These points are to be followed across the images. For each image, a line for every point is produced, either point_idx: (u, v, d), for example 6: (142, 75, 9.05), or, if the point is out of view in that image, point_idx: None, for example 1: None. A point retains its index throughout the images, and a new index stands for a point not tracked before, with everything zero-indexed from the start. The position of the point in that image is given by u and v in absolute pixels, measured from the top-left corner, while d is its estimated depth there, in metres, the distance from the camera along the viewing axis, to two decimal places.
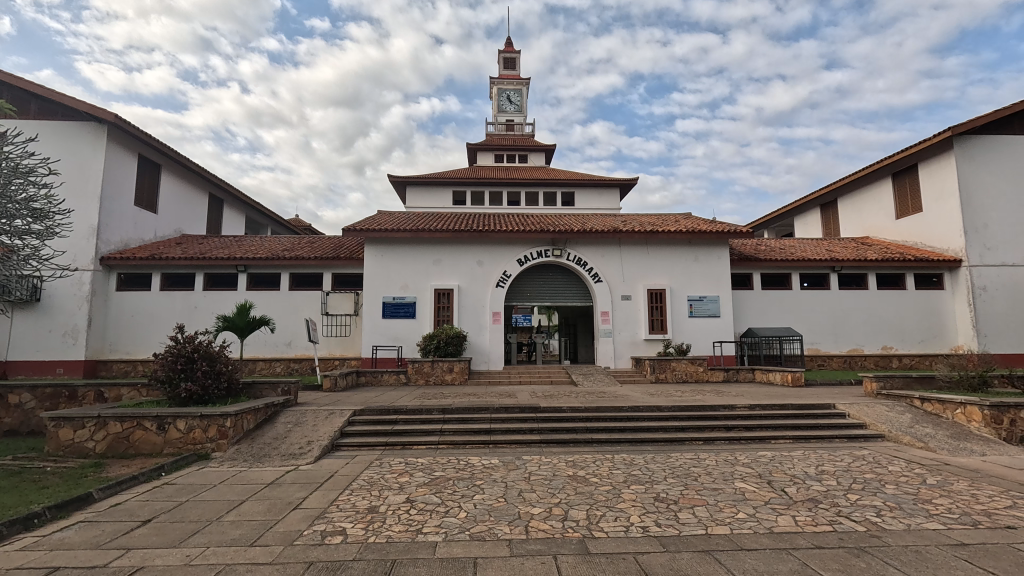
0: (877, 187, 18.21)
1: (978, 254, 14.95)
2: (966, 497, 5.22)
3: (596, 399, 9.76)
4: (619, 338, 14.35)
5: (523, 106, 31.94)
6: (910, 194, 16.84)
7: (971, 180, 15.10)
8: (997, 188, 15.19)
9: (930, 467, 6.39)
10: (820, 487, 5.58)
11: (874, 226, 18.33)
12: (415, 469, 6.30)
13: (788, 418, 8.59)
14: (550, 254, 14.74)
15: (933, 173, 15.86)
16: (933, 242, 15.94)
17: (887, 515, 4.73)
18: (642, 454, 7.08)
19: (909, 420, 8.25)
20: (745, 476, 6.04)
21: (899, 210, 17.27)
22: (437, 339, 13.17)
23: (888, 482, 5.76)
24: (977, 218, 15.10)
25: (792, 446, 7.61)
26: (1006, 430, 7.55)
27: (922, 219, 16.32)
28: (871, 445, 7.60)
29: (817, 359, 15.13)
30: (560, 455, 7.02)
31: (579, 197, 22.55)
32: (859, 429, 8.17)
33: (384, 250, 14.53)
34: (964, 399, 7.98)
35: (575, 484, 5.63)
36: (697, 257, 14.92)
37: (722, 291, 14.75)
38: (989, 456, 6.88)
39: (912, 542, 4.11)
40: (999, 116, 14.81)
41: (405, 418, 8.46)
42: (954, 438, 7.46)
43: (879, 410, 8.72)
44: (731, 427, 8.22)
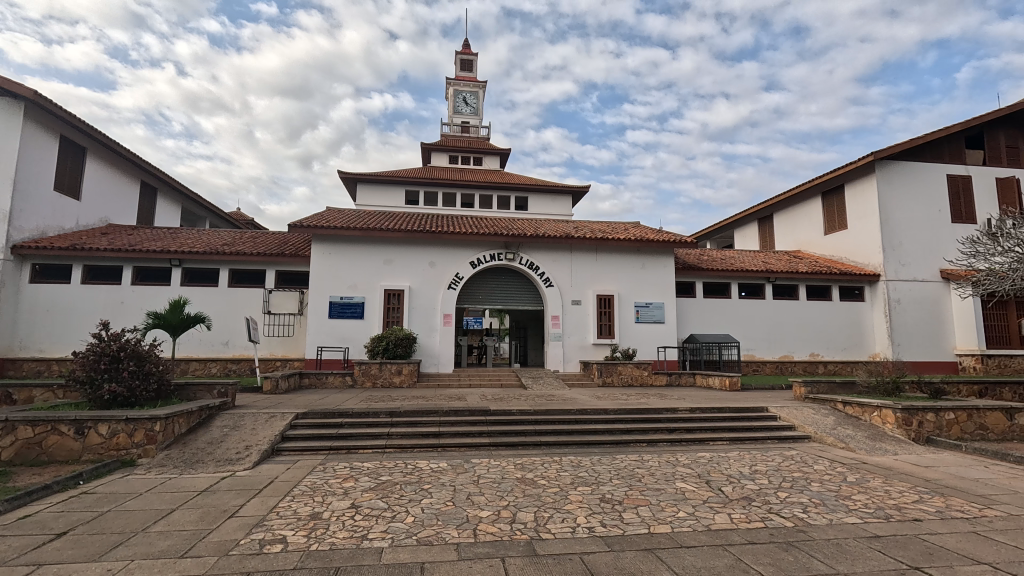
0: (809, 204, 19.50)
1: (895, 269, 16.28)
2: (881, 492, 5.69)
3: (545, 402, 9.90)
4: (568, 342, 14.62)
5: (479, 108, 31.97)
6: (837, 212, 18.13)
7: (889, 201, 16.44)
8: (911, 209, 16.60)
9: (850, 465, 6.90)
10: (754, 485, 5.91)
11: (805, 240, 19.63)
12: (360, 474, 6.13)
13: (724, 420, 9.04)
14: (502, 258, 14.79)
15: (857, 193, 17.16)
16: (857, 258, 17.23)
17: (812, 511, 5.08)
18: (588, 456, 7.22)
19: (833, 421, 8.88)
20: (686, 476, 6.30)
21: (827, 226, 18.56)
22: (386, 341, 12.87)
23: (813, 480, 6.19)
24: (895, 236, 16.42)
25: (728, 447, 8.02)
26: (915, 431, 8.25)
27: (847, 236, 17.62)
28: (799, 445, 8.13)
29: (752, 364, 16.02)
30: (508, 458, 7.06)
31: (533, 201, 22.80)
32: (788, 431, 8.74)
33: (332, 249, 14.10)
34: (880, 402, 8.67)
35: (523, 486, 5.68)
36: (645, 265, 15.40)
37: (667, 298, 15.29)
38: (900, 454, 7.53)
39: (834, 536, 4.43)
40: (915, 144, 16.21)
41: (352, 421, 8.22)
42: (871, 439, 8.10)
43: (807, 413, 9.33)
44: (673, 429, 8.57)
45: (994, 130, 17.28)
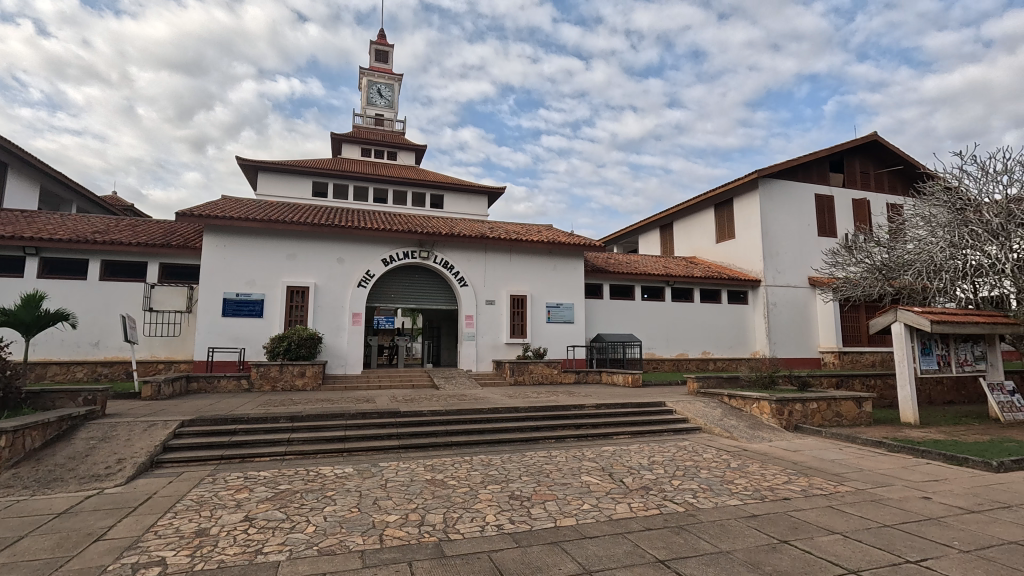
0: (703, 214, 21.25)
1: (773, 275, 18.22)
2: (758, 476, 6.34)
3: (456, 402, 9.85)
4: (481, 342, 14.69)
5: (394, 102, 31.12)
6: (727, 223, 19.93)
7: (769, 214, 18.37)
8: (787, 222, 18.67)
9: (733, 452, 7.62)
10: (651, 475, 6.32)
11: (700, 247, 21.36)
12: (256, 484, 5.70)
13: (626, 415, 9.57)
14: (416, 256, 14.51)
15: (744, 206, 18.98)
16: (742, 265, 19.05)
17: (701, 496, 5.54)
18: (498, 455, 7.31)
19: (720, 413, 9.74)
20: (591, 470, 6.59)
21: (718, 235, 20.33)
22: (287, 341, 12.08)
23: (702, 467, 6.75)
24: (773, 246, 18.36)
25: (629, 440, 8.50)
26: (786, 419, 9.29)
27: (735, 245, 19.43)
28: (691, 436, 8.83)
29: (653, 361, 17.12)
30: (418, 460, 6.93)
31: (448, 199, 22.61)
32: (681, 423, 9.45)
33: (226, 241, 12.99)
34: (758, 395, 9.66)
35: (432, 488, 5.61)
36: (556, 267, 15.89)
37: (577, 299, 15.89)
38: (774, 441, 8.45)
39: (719, 517, 4.86)
40: (790, 165, 18.26)
41: (247, 427, 7.62)
42: (750, 428, 9.00)
43: (698, 406, 10.15)
44: (579, 425, 8.92)
45: (852, 157, 19.98)
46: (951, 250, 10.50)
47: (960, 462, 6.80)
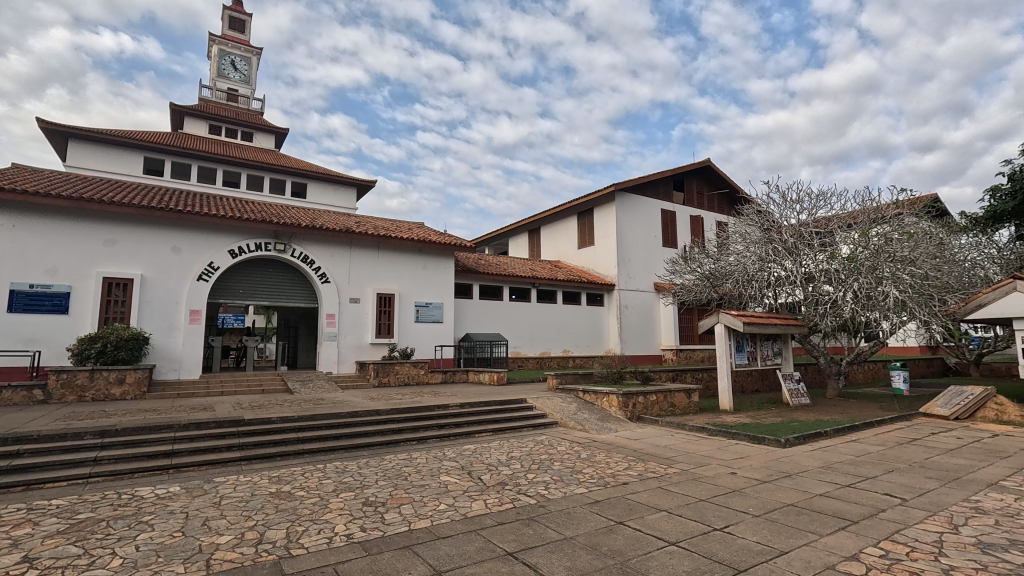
0: (568, 221, 22.64)
1: (625, 280, 20.04)
2: (603, 464, 6.91)
3: (312, 407, 9.22)
4: (344, 342, 13.96)
5: (251, 77, 28.21)
6: (587, 230, 21.47)
7: (623, 225, 20.19)
8: (638, 233, 20.68)
9: (584, 444, 8.21)
10: (508, 471, 6.55)
11: (564, 252, 22.73)
12: (45, 516, 4.71)
13: (489, 413, 9.79)
14: (271, 248, 13.30)
15: (602, 216, 20.62)
16: (600, 270, 20.66)
17: (552, 486, 5.87)
18: (355, 460, 6.99)
19: (574, 408, 10.44)
20: (450, 469, 6.61)
21: (580, 242, 21.81)
22: (102, 342, 10.24)
23: (556, 459, 7.17)
24: (626, 254, 20.19)
25: (490, 438, 8.71)
26: (630, 411, 10.28)
27: (594, 251, 21.00)
28: (548, 430, 9.33)
29: (518, 360, 17.77)
30: (262, 472, 6.35)
31: (311, 188, 21.05)
32: (540, 418, 9.94)
33: (15, 221, 10.61)
34: (608, 390, 10.56)
35: (276, 502, 5.16)
36: (426, 266, 15.71)
37: (446, 299, 15.88)
38: (619, 431, 9.29)
39: (566, 506, 5.20)
40: (642, 181, 20.28)
41: (38, 447, 6.28)
42: (600, 420, 9.79)
43: (555, 402, 10.77)
44: (442, 425, 8.91)
45: (690, 178, 22.90)
46: (760, 264, 12.59)
47: (760, 441, 8.13)
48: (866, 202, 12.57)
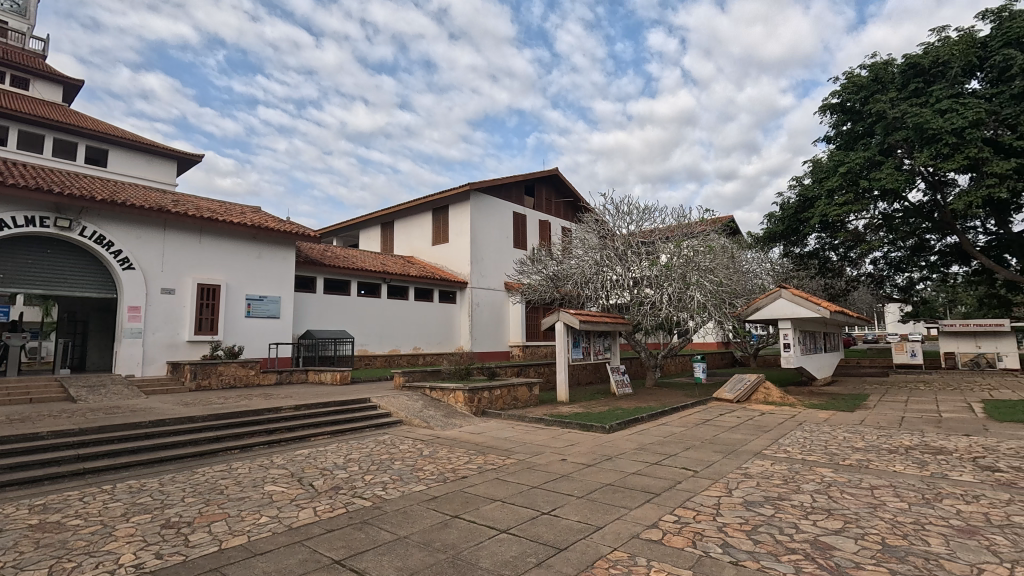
0: (422, 217, 22.38)
1: (477, 278, 20.44)
2: (444, 460, 6.95)
3: (103, 417, 7.70)
4: (152, 339, 11.96)
5: (30, 11, 22.70)
6: (442, 228, 21.47)
7: (477, 224, 20.61)
8: (491, 233, 21.27)
9: (427, 441, 8.17)
10: (343, 474, 6.21)
11: (417, 249, 22.41)
12: None
13: (327, 415, 9.20)
14: (51, 224, 10.82)
15: (457, 214, 20.79)
16: (453, 267, 20.78)
17: (390, 487, 5.71)
18: (157, 477, 6.01)
19: (420, 405, 10.34)
20: (277, 478, 6.05)
21: (434, 238, 21.71)
22: None
23: (396, 459, 7.01)
24: (479, 252, 20.60)
25: (328, 441, 8.19)
26: (475, 406, 10.51)
27: (447, 248, 21.06)
28: (391, 429, 9.10)
29: (364, 358, 17.03)
30: (22, 500, 5.11)
31: (113, 158, 17.50)
32: (383, 418, 9.63)
33: None
34: (454, 386, 10.65)
35: (38, 536, 4.18)
36: (261, 255, 14.19)
37: (284, 292, 14.54)
38: (463, 426, 9.44)
39: (402, 505, 5.09)
40: (496, 183, 20.91)
41: None
42: (445, 417, 9.84)
43: (401, 400, 10.54)
44: (272, 430, 8.13)
45: (540, 185, 24.30)
46: (596, 267, 13.83)
47: (589, 428, 8.93)
48: (681, 219, 14.60)
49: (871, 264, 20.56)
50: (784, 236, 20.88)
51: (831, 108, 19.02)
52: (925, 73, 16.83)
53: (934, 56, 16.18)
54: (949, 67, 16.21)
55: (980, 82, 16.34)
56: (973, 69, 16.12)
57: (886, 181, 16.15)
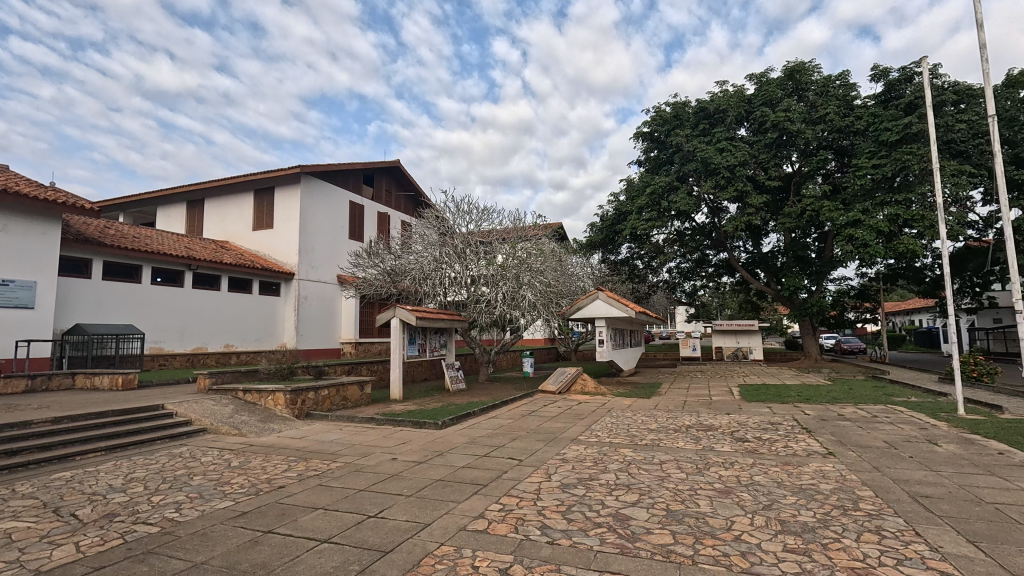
0: (241, 198, 19.84)
1: (305, 269, 18.77)
2: (257, 470, 6.23)
3: None
4: None
5: None
6: (265, 211, 19.28)
7: (308, 211, 18.99)
8: (324, 222, 19.78)
9: (237, 451, 7.23)
10: (122, 498, 5.15)
11: (234, 233, 19.80)
12: None
13: (102, 427, 7.55)
14: None
15: (284, 198, 18.90)
16: (277, 256, 18.80)
17: (185, 507, 4.91)
18: None
19: (230, 410, 9.11)
20: (20, 511, 4.75)
21: (255, 223, 19.39)
22: None
23: (196, 473, 6.06)
24: (309, 242, 18.97)
25: (101, 458, 6.72)
26: (298, 408, 9.64)
27: (271, 235, 18.98)
28: (191, 440, 7.85)
29: (159, 358, 14.43)
30: None
31: None
32: (181, 427, 8.26)
33: None
34: (274, 387, 9.62)
35: None
36: (7, 227, 11.04)
37: (44, 276, 11.57)
38: (283, 431, 8.58)
39: (201, 526, 4.42)
40: (331, 168, 19.51)
41: None
42: (261, 422, 8.84)
43: (205, 405, 9.15)
44: (15, 451, 6.37)
45: (379, 176, 23.46)
46: (434, 264, 13.81)
47: (421, 425, 8.87)
48: (517, 222, 15.40)
49: (667, 273, 24.29)
50: (602, 244, 23.47)
51: (643, 135, 21.96)
52: (709, 117, 20.54)
53: (716, 104, 19.83)
54: (727, 115, 19.95)
55: (746, 130, 20.44)
56: (742, 119, 20.10)
57: (680, 204, 19.25)
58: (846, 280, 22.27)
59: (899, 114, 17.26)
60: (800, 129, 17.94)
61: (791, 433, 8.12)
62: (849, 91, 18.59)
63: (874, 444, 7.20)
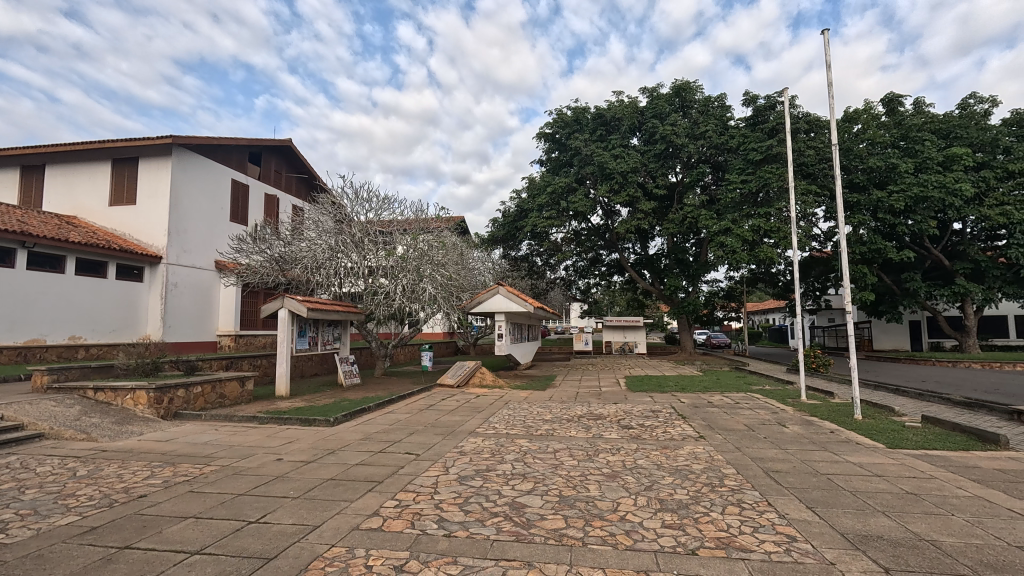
0: (96, 167, 17.19)
1: (176, 253, 16.70)
2: (111, 479, 5.43)
3: None
4: None
5: None
6: (126, 185, 16.87)
7: (181, 187, 16.93)
8: (200, 201, 17.76)
9: (84, 458, 6.25)
10: None
11: (85, 208, 17.09)
12: None
13: None
14: None
15: (151, 171, 16.68)
16: (140, 237, 16.52)
17: (13, 526, 4.13)
18: None
19: (77, 412, 7.86)
20: None
21: (113, 197, 16.89)
22: None
23: (29, 487, 5.14)
24: (181, 222, 16.91)
25: None
26: (164, 408, 8.58)
27: (133, 212, 16.64)
28: (23, 448, 6.64)
29: None
30: None
31: None
32: (10, 434, 6.96)
33: None
34: (134, 385, 8.45)
35: None
36: None
37: None
38: (145, 434, 7.58)
39: (35, 548, 3.75)
40: (210, 142, 17.58)
41: None
42: (117, 424, 7.74)
43: (43, 407, 7.78)
44: None
45: (268, 155, 21.65)
46: (330, 253, 13.08)
47: (311, 423, 8.35)
48: (419, 213, 15.06)
49: (564, 270, 25.35)
50: (504, 239, 23.85)
51: (545, 136, 22.64)
52: (606, 125, 21.74)
53: (613, 113, 21.03)
54: (621, 124, 21.22)
55: (638, 140, 21.91)
56: (635, 129, 21.51)
57: (578, 205, 20.15)
58: (717, 282, 24.88)
59: (763, 137, 19.55)
60: (684, 142, 19.63)
61: (669, 419, 8.91)
62: (725, 112, 20.70)
63: (736, 427, 8.14)
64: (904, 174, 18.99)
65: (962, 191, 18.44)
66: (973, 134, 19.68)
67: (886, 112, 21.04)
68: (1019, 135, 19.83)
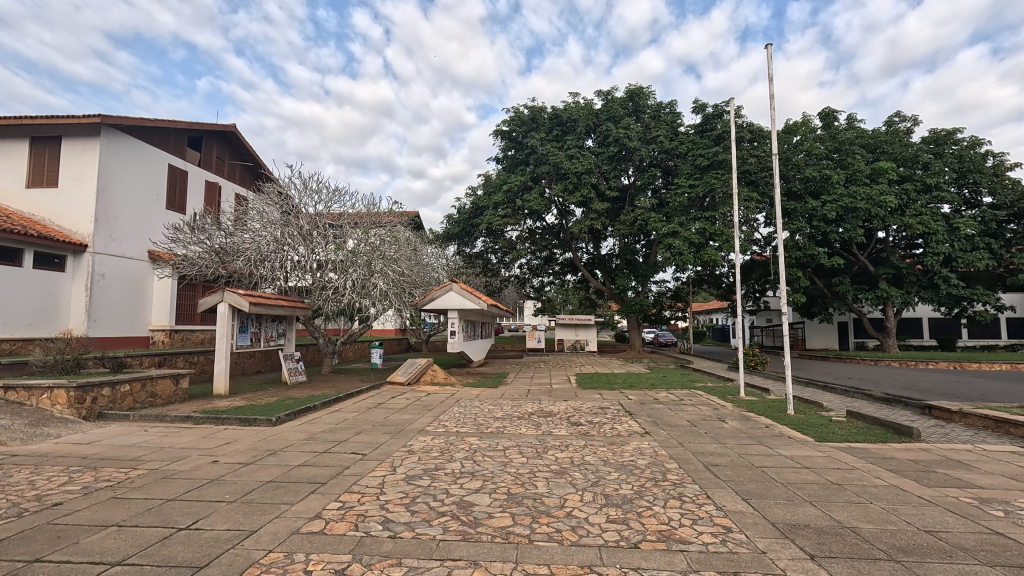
0: (12, 145, 15.76)
1: (103, 242, 15.54)
2: (21, 487, 4.98)
3: None
4: None
5: None
6: (46, 165, 15.54)
7: (110, 170, 15.76)
8: (132, 186, 16.60)
9: None
10: None
11: None
12: None
13: None
14: None
15: (76, 152, 15.44)
16: (62, 222, 15.25)
17: None
18: None
19: None
20: None
21: (31, 179, 15.54)
22: None
23: None
24: (110, 208, 15.75)
25: None
26: (86, 408, 7.95)
27: (54, 195, 15.35)
28: None
29: None
30: None
31: None
32: None
33: None
34: (52, 383, 7.82)
35: None
36: None
37: None
38: (63, 436, 7.01)
39: None
40: (145, 124, 16.48)
41: None
42: (31, 426, 7.11)
43: None
44: None
45: (210, 140, 20.52)
46: (274, 245, 12.52)
47: (251, 423, 7.98)
48: (370, 207, 14.68)
49: (518, 268, 25.44)
50: (458, 236, 23.67)
51: (502, 133, 22.62)
52: (563, 125, 21.99)
53: (569, 114, 21.29)
54: (577, 125, 21.48)
55: (593, 141, 22.28)
56: (590, 130, 21.84)
57: (533, 204, 20.28)
58: (665, 282, 25.70)
59: (710, 145, 20.35)
60: (637, 146, 20.19)
61: (617, 416, 9.10)
62: (676, 119, 21.39)
63: (680, 423, 8.43)
64: (836, 185, 20.19)
65: (886, 203, 19.95)
66: (897, 150, 21.26)
67: (823, 126, 22.36)
68: (936, 151, 21.61)
